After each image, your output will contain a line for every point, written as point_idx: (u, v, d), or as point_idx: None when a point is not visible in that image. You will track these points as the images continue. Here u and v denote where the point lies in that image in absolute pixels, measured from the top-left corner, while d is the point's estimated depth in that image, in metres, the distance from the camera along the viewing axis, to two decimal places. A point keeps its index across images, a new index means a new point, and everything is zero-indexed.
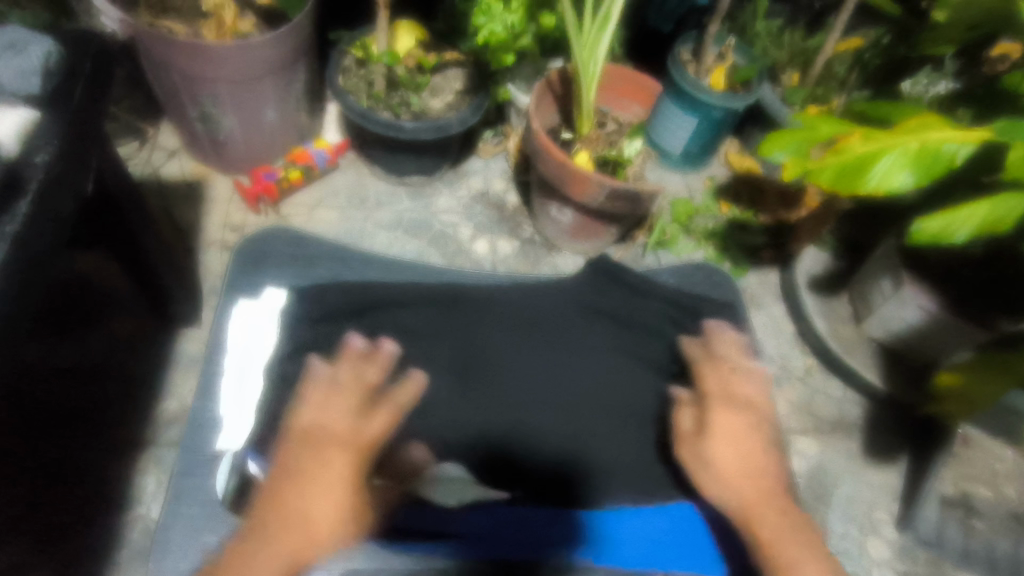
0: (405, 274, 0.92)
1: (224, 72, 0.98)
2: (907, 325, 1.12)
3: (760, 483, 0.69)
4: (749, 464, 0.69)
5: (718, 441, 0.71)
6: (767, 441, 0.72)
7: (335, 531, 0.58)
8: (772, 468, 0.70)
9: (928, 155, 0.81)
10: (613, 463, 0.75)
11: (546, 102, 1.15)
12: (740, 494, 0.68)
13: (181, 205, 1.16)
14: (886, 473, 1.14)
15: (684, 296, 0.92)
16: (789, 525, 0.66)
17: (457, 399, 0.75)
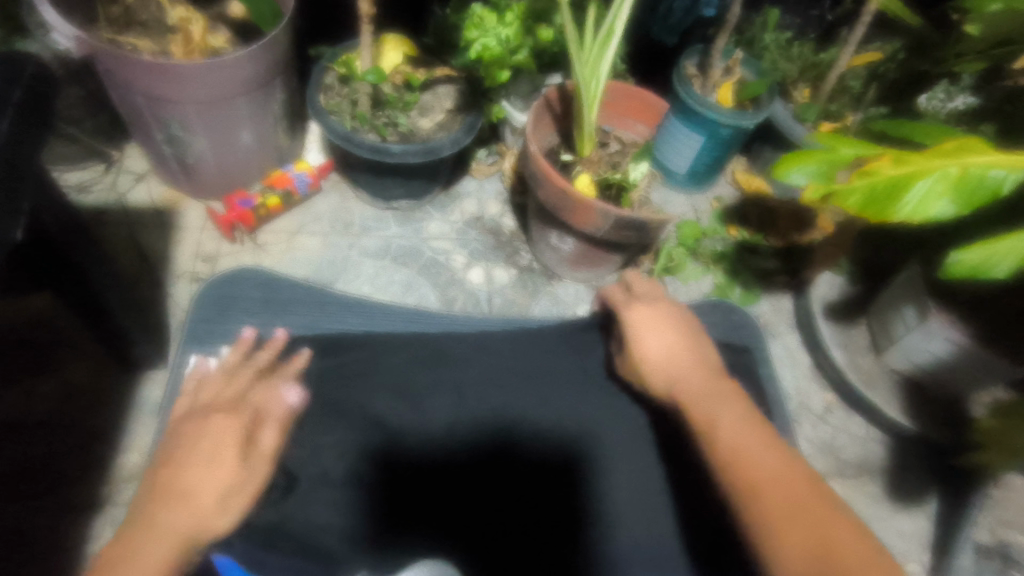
0: (392, 321, 0.79)
1: (191, 92, 0.89)
2: (935, 358, 1.04)
3: (706, 374, 0.65)
4: (672, 352, 0.68)
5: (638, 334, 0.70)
6: (695, 345, 0.69)
7: (211, 509, 0.53)
8: (698, 359, 0.67)
9: (970, 180, 0.73)
10: (625, 509, 0.62)
11: (544, 122, 1.07)
12: (670, 381, 0.66)
13: (150, 234, 1.07)
14: (915, 519, 1.05)
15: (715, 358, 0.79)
16: (733, 414, 0.60)
17: (434, 404, 0.66)
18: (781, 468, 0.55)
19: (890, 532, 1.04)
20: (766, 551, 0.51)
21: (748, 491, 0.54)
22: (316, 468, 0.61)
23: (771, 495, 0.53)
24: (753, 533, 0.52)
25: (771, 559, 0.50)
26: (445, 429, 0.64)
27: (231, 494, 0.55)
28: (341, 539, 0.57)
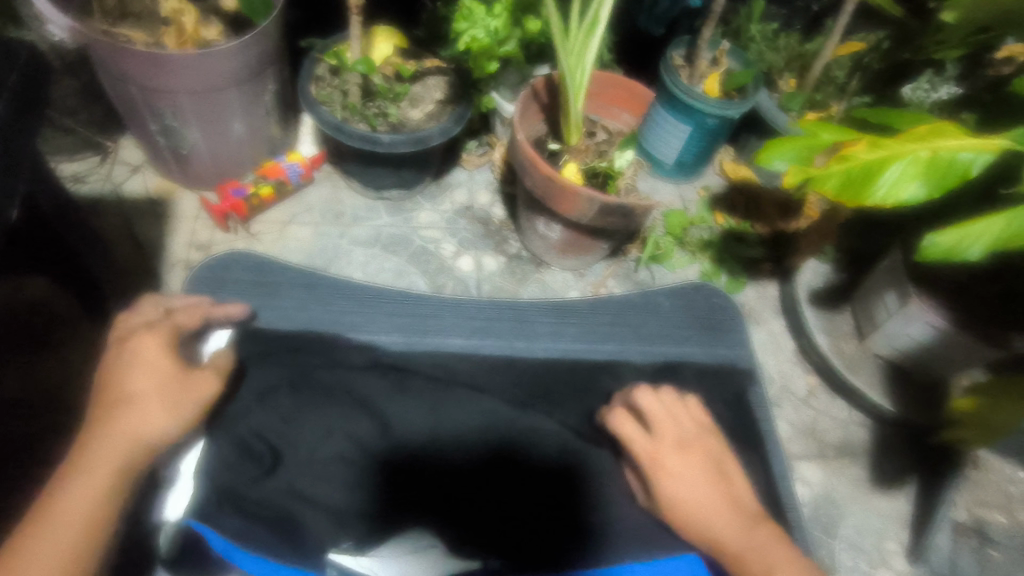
0: (388, 318, 0.75)
1: (183, 83, 0.91)
2: (915, 343, 1.06)
3: (741, 504, 0.61)
4: (703, 475, 0.63)
5: (675, 460, 0.63)
6: (719, 462, 0.64)
7: (154, 416, 0.56)
8: (730, 486, 0.62)
9: (941, 163, 0.74)
10: (618, 493, 0.67)
11: (532, 111, 1.09)
12: (714, 518, 0.59)
13: (145, 222, 1.09)
14: (894, 499, 1.08)
15: (702, 350, 0.79)
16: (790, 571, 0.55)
17: (449, 409, 0.68)
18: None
19: (869, 512, 1.06)
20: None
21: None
22: (306, 447, 0.63)
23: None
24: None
25: None
26: (432, 433, 0.66)
27: (175, 402, 0.58)
28: (333, 519, 0.60)
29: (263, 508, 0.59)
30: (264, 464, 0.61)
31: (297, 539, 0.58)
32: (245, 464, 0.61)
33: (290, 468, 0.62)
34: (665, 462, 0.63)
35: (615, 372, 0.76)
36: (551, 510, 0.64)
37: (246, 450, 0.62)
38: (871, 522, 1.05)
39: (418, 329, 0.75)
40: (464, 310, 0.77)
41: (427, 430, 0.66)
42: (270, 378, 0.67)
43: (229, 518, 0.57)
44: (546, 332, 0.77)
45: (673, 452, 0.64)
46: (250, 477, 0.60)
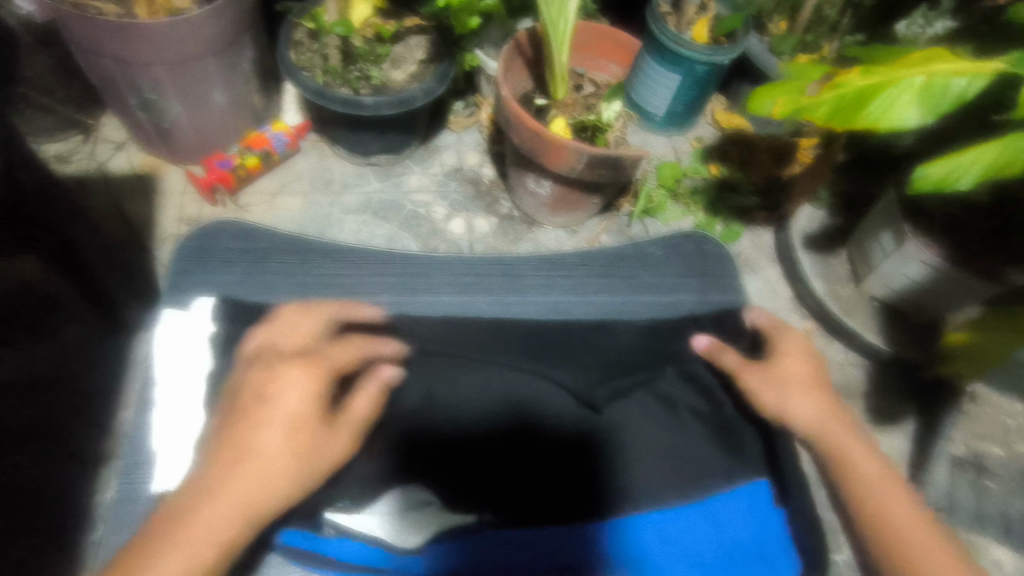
0: (379, 278, 0.77)
1: (160, 54, 0.89)
2: (911, 282, 1.06)
3: (844, 420, 0.63)
4: (819, 394, 0.65)
5: (785, 372, 0.66)
6: (829, 387, 0.66)
7: (278, 482, 0.49)
8: (841, 409, 0.64)
9: (935, 88, 0.73)
10: (639, 446, 0.67)
11: (517, 67, 1.07)
12: (815, 422, 0.62)
13: (132, 199, 1.08)
14: (893, 438, 1.09)
15: (692, 296, 0.80)
16: (896, 491, 0.57)
17: (458, 379, 0.69)
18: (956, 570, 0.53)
19: None
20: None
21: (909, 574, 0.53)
22: None
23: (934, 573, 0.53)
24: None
25: None
26: (430, 397, 0.67)
27: (313, 459, 0.52)
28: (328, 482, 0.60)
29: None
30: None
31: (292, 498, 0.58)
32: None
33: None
34: (786, 380, 0.65)
35: (608, 325, 0.76)
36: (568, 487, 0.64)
37: None
38: None
39: (409, 287, 0.76)
40: (454, 271, 0.79)
41: (424, 395, 0.68)
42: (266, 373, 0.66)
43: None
44: (536, 287, 0.79)
45: (779, 365, 0.67)
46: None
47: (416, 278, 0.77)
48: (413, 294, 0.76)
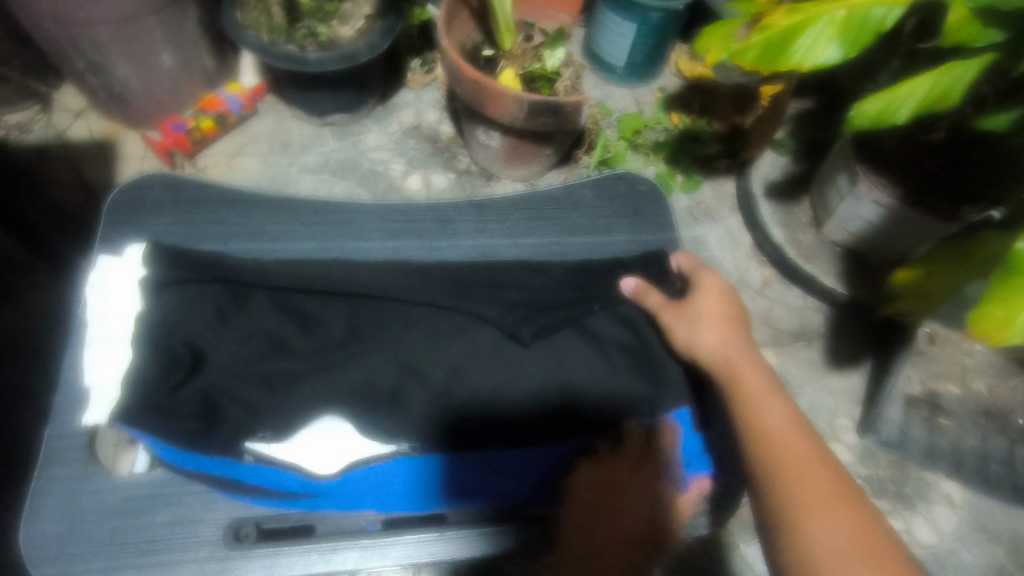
0: (309, 228, 0.79)
1: (98, 14, 0.90)
2: (866, 224, 1.05)
3: (749, 354, 0.64)
4: (727, 326, 0.67)
5: (700, 305, 0.69)
6: (742, 324, 0.68)
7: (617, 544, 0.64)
8: (749, 342, 0.66)
9: (856, 21, 0.72)
10: (554, 380, 0.67)
11: (462, 19, 1.05)
12: (719, 351, 0.65)
13: (92, 165, 1.10)
14: (850, 378, 1.10)
15: (626, 236, 0.82)
16: (786, 412, 0.58)
17: (381, 313, 0.69)
18: (822, 466, 0.53)
19: (823, 390, 1.09)
20: (794, 564, 0.48)
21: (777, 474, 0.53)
22: (223, 360, 0.64)
23: (800, 475, 0.52)
24: (774, 516, 0.52)
25: (803, 544, 0.48)
26: (356, 328, 0.68)
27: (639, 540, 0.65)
28: (248, 414, 0.63)
29: (180, 408, 0.61)
30: (185, 365, 0.63)
31: (213, 427, 0.62)
32: (166, 371, 0.62)
33: (213, 372, 0.63)
34: (697, 316, 0.68)
35: (540, 266, 0.77)
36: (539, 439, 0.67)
37: (167, 356, 0.63)
38: (826, 400, 1.08)
39: (338, 234, 0.78)
40: (383, 219, 0.81)
41: (348, 328, 0.68)
42: (189, 313, 0.65)
43: (146, 418, 0.60)
44: (466, 232, 0.81)
45: (696, 300, 0.69)
46: (174, 384, 0.62)
47: (348, 227, 0.79)
48: (344, 243, 0.78)
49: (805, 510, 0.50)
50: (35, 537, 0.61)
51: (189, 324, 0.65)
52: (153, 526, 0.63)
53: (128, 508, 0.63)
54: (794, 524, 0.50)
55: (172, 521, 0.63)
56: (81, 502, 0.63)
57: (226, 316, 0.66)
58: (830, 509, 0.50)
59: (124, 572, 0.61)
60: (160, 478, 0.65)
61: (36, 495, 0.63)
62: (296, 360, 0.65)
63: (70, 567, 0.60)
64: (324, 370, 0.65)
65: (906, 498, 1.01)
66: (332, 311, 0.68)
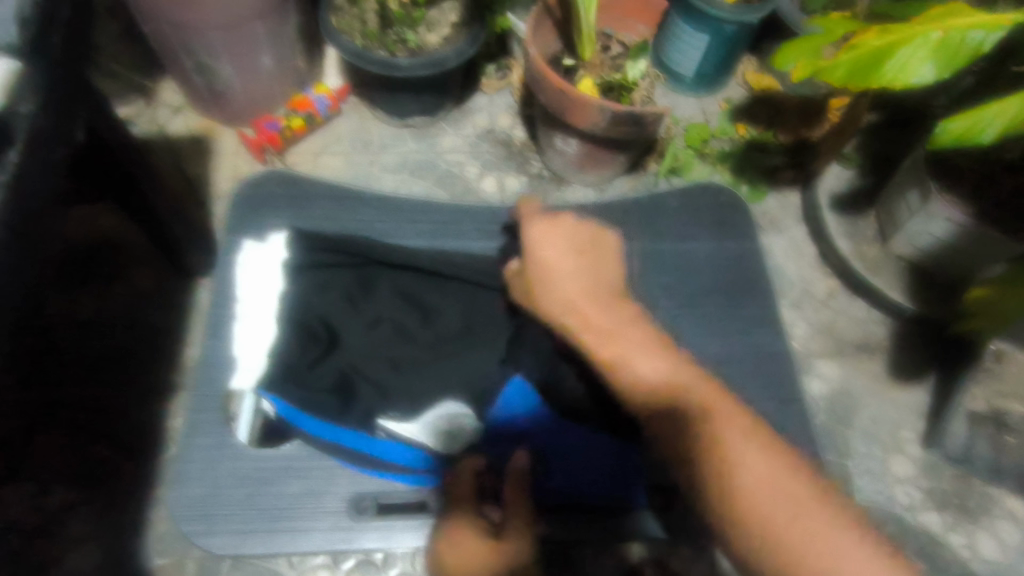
0: (412, 226, 0.86)
1: (212, 19, 0.96)
2: (935, 240, 1.06)
3: (614, 312, 0.68)
4: (582, 286, 0.69)
5: (548, 268, 0.71)
6: (598, 276, 0.70)
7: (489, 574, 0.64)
8: (606, 297, 0.69)
9: (952, 41, 0.74)
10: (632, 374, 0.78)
11: (545, 29, 1.09)
12: (578, 324, 0.67)
13: (191, 158, 1.17)
14: (913, 392, 1.11)
15: (709, 244, 0.86)
16: (658, 372, 0.64)
17: (495, 307, 0.79)
18: (724, 424, 0.61)
19: (885, 401, 1.11)
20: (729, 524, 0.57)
21: (709, 459, 0.59)
22: (360, 343, 0.72)
23: (714, 445, 0.59)
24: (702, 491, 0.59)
25: (730, 520, 0.57)
26: (470, 325, 0.76)
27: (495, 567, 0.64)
28: (380, 392, 0.71)
29: (319, 381, 0.70)
30: (323, 341, 0.71)
31: (348, 403, 0.70)
32: (305, 347, 0.71)
33: (350, 351, 0.72)
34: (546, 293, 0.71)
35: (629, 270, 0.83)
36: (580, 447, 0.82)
37: (306, 333, 0.71)
38: (887, 411, 1.10)
39: (439, 233, 0.85)
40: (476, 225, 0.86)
41: (462, 323, 0.76)
42: (324, 297, 0.73)
43: (290, 390, 0.69)
44: None
45: (544, 266, 0.71)
46: (315, 356, 0.71)
47: (447, 228, 0.86)
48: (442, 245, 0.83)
49: (721, 477, 0.58)
50: (183, 498, 0.72)
51: (329, 306, 0.73)
52: (284, 495, 0.73)
53: (263, 478, 0.74)
54: (720, 497, 0.58)
55: (300, 492, 0.74)
56: (221, 471, 0.73)
57: (345, 307, 0.73)
58: (747, 466, 0.58)
59: (259, 534, 0.71)
60: (288, 453, 0.75)
61: (182, 463, 0.73)
62: (417, 348, 0.74)
63: (215, 525, 0.71)
64: (443, 351, 0.74)
65: (969, 512, 1.03)
66: (450, 305, 0.77)
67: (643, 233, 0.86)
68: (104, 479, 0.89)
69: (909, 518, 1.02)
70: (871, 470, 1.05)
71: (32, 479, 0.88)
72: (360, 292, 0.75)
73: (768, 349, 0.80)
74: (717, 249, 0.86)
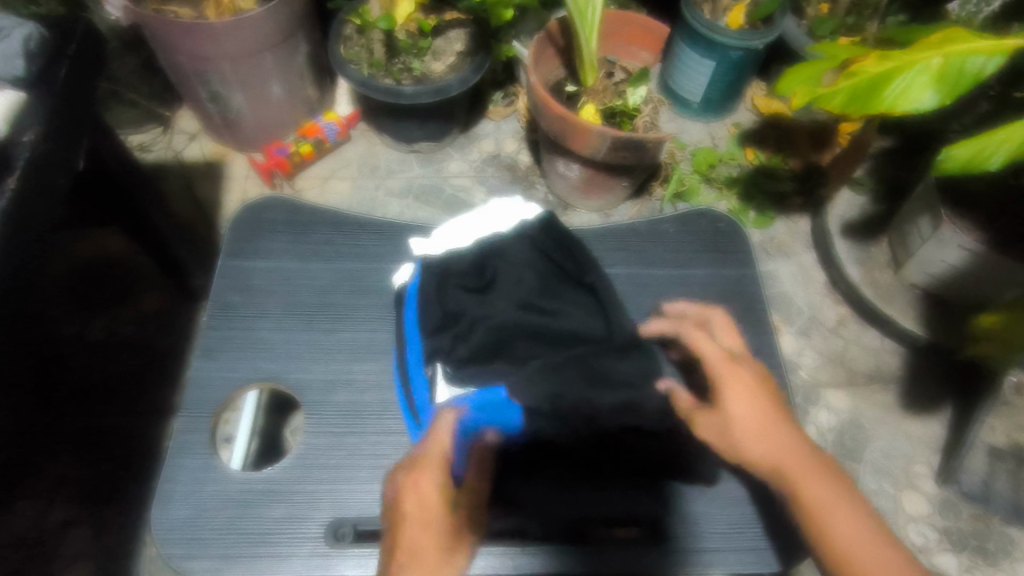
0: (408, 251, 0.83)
1: (223, 51, 1.00)
2: (950, 267, 1.02)
3: (810, 455, 0.59)
4: (766, 423, 0.61)
5: (726, 397, 0.62)
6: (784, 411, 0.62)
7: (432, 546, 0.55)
8: (796, 435, 0.61)
9: (953, 69, 0.72)
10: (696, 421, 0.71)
11: (548, 56, 1.11)
12: (770, 455, 0.59)
13: (203, 183, 1.21)
14: (928, 426, 1.07)
15: (707, 271, 0.85)
16: (860, 521, 0.55)
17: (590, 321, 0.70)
18: None
19: (898, 435, 1.07)
20: None
21: None
22: (495, 304, 0.69)
23: None
24: None
25: None
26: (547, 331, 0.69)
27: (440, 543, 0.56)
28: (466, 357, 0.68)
29: (449, 302, 0.70)
30: (479, 280, 0.72)
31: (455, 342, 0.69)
32: (466, 274, 0.72)
33: (491, 303, 0.70)
34: (731, 426, 0.61)
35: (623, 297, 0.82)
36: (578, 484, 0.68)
37: (479, 268, 0.73)
38: (901, 445, 1.06)
39: None
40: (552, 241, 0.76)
41: (530, 337, 0.69)
42: (470, 254, 0.73)
43: None
44: None
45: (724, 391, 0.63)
46: (465, 286, 0.71)
47: None
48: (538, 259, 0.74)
49: None
50: (163, 520, 0.64)
51: (508, 251, 0.73)
52: (268, 519, 0.65)
53: (246, 500, 0.66)
54: None
55: (283, 516, 0.66)
56: (205, 491, 0.66)
57: (507, 258, 0.73)
58: None
59: (239, 559, 0.63)
60: (270, 475, 0.67)
61: (166, 483, 0.66)
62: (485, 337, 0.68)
63: (194, 552, 0.62)
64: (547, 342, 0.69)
65: (988, 553, 0.98)
66: (548, 318, 0.70)
67: (637, 260, 0.85)
68: (107, 495, 0.91)
69: (924, 559, 0.97)
70: (883, 507, 1.01)
71: (39, 495, 0.90)
72: (504, 271, 0.72)
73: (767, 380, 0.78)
74: (712, 273, 0.85)
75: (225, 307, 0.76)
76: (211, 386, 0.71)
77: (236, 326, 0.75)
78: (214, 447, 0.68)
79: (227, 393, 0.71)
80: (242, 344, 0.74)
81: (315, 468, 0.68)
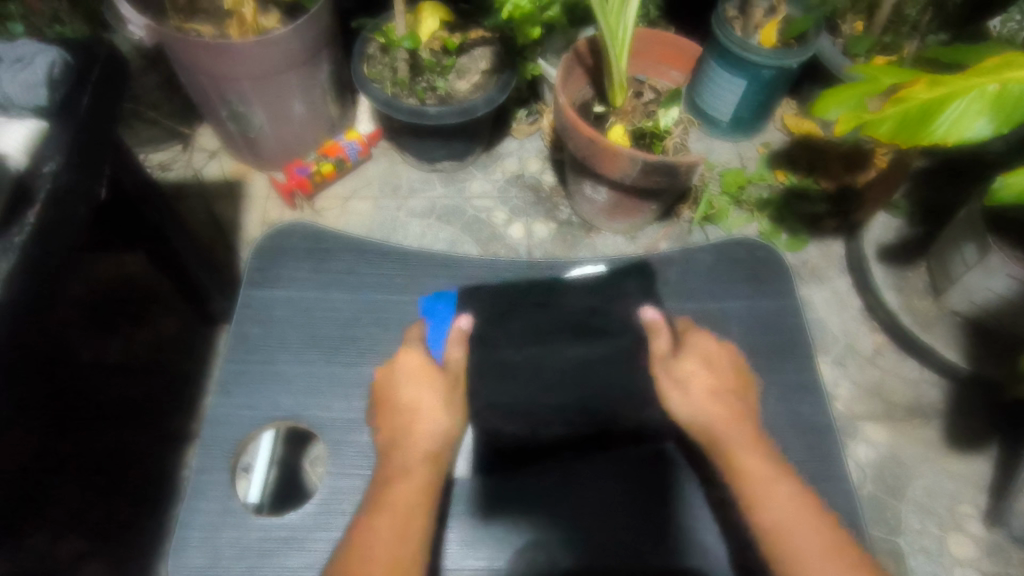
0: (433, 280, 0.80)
1: (244, 70, 0.98)
2: (994, 297, 0.97)
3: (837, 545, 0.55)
4: (795, 512, 0.57)
5: (747, 470, 0.61)
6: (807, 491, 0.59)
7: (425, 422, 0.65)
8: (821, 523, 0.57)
9: (1010, 97, 0.69)
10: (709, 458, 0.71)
11: (575, 76, 1.08)
12: (795, 545, 0.56)
13: (222, 202, 1.19)
14: (972, 463, 1.02)
15: (744, 303, 0.81)
16: None
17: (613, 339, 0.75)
18: None
19: (940, 472, 1.02)
20: None
21: None
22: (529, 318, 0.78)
23: None
24: None
25: None
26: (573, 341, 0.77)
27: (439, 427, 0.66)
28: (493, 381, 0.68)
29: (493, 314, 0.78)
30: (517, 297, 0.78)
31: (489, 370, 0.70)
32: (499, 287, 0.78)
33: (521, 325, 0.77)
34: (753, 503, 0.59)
35: None
36: (598, 521, 0.67)
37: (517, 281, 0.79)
38: (943, 482, 1.01)
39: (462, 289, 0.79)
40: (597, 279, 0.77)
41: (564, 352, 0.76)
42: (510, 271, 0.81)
43: None
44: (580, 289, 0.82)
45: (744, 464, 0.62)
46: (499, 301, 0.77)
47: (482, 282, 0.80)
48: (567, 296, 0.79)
49: None
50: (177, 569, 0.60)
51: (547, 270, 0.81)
52: (287, 569, 0.62)
53: (265, 548, 0.63)
54: None
55: (304, 565, 0.63)
56: (221, 538, 0.63)
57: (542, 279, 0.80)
58: None
59: None
60: (290, 521, 0.65)
61: (181, 528, 0.63)
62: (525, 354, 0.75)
63: None
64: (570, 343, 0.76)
65: None
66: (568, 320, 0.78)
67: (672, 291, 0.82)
68: (122, 528, 0.88)
69: None
70: (927, 549, 0.96)
71: (53, 526, 0.88)
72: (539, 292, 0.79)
73: (810, 420, 0.74)
74: (750, 305, 0.81)
75: (245, 340, 0.74)
76: (231, 424, 0.68)
77: (256, 360, 0.73)
78: (233, 490, 0.65)
79: (246, 431, 0.68)
80: (262, 378, 0.72)
81: (337, 513, 0.66)
